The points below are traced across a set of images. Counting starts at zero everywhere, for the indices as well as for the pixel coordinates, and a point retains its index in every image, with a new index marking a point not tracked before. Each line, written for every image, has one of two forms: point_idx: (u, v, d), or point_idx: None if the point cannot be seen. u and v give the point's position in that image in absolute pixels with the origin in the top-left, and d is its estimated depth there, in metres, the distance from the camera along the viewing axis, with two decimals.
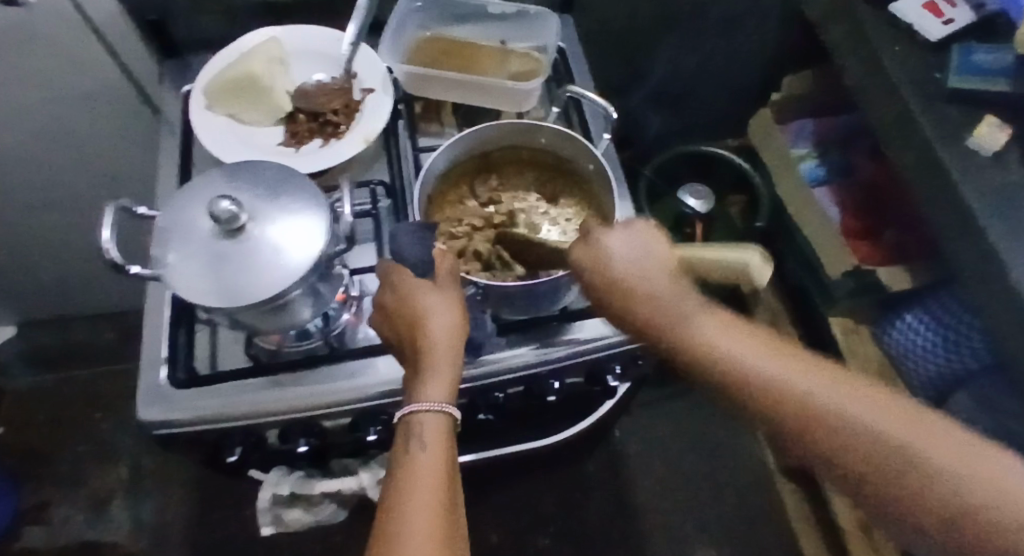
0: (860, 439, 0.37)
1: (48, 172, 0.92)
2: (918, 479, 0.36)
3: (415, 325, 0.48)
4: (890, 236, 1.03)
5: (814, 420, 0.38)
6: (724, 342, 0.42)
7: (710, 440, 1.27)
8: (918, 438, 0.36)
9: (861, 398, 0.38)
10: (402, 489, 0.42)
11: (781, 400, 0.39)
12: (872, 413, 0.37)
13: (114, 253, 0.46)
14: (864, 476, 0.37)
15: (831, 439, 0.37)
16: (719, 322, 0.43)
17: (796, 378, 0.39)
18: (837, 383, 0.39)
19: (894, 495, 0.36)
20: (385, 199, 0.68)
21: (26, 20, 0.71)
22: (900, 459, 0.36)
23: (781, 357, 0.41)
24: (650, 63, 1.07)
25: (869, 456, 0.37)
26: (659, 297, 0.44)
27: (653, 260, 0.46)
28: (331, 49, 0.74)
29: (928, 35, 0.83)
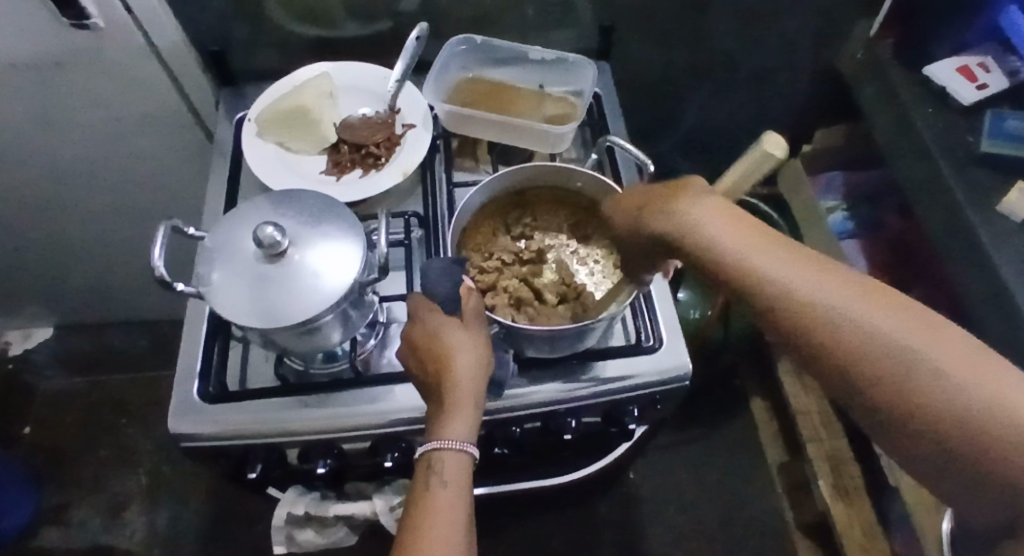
0: (867, 338, 0.34)
1: (102, 186, 0.97)
2: (939, 391, 0.32)
3: (441, 362, 0.49)
4: (919, 292, 1.01)
5: (828, 321, 0.35)
6: (723, 235, 0.39)
7: (726, 488, 1.25)
8: (946, 354, 0.33)
9: (889, 310, 0.34)
10: (420, 527, 0.43)
11: (794, 300, 0.36)
12: (897, 324, 0.34)
13: (163, 271, 0.49)
14: (875, 387, 0.33)
15: (844, 343, 0.34)
16: (724, 217, 0.39)
17: (815, 282, 0.36)
18: (861, 290, 0.35)
19: (909, 407, 0.33)
20: (418, 230, 0.71)
21: (94, 43, 0.74)
22: (906, 362, 0.33)
23: (799, 261, 0.37)
24: (682, 111, 1.10)
25: (887, 365, 0.33)
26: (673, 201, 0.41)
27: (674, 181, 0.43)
28: (376, 86, 0.78)
29: (960, 98, 0.84)
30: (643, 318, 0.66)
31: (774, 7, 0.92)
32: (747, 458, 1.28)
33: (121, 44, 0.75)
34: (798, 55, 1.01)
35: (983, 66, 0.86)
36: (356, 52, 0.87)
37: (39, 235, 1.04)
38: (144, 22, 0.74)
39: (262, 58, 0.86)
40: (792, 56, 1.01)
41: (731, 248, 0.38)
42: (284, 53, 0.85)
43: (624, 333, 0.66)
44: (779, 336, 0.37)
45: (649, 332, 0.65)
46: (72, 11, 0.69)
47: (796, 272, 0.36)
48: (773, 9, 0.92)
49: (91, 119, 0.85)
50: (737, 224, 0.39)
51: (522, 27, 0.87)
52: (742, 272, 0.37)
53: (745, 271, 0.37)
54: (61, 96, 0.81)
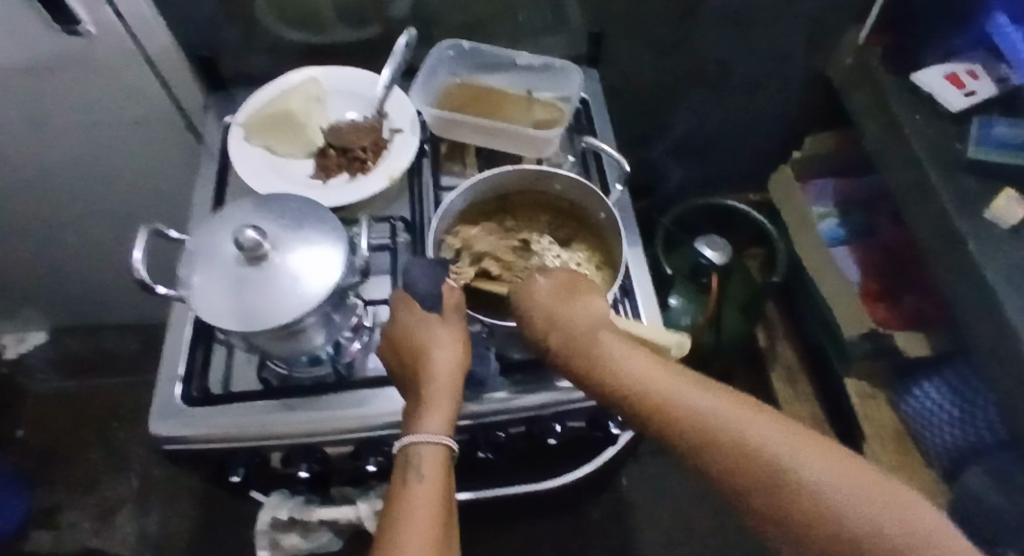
0: (752, 452, 0.37)
1: (92, 190, 0.97)
2: (808, 492, 0.35)
3: (419, 357, 0.50)
4: (910, 302, 1.03)
5: (707, 432, 0.38)
6: (625, 361, 0.44)
7: (719, 495, 1.24)
8: (809, 455, 0.36)
9: (761, 420, 0.38)
10: (398, 519, 0.43)
11: (685, 421, 0.39)
12: (768, 432, 0.38)
13: (143, 274, 0.49)
14: (766, 502, 0.36)
15: (726, 452, 0.37)
16: (623, 345, 0.45)
17: (691, 394, 0.40)
18: (739, 404, 0.39)
19: (787, 509, 0.35)
20: (404, 234, 0.70)
21: (84, 48, 0.74)
22: (788, 475, 0.36)
23: (683, 379, 0.42)
24: (674, 117, 1.10)
25: (762, 470, 0.36)
26: (578, 320, 0.47)
27: (578, 303, 0.49)
28: (365, 91, 0.78)
29: (949, 106, 0.84)
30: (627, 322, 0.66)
31: (764, 14, 0.92)
32: None
33: (109, 48, 0.75)
34: (789, 61, 1.01)
35: (971, 74, 0.86)
36: (346, 56, 0.87)
37: (32, 238, 1.05)
38: (133, 26, 0.74)
39: (252, 63, 0.87)
40: (782, 62, 1.01)
41: (632, 372, 0.43)
42: (275, 57, 0.86)
43: None
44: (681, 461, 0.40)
45: None
46: (63, 16, 0.69)
47: (682, 388, 0.41)
48: (763, 16, 0.93)
49: (81, 123, 0.85)
50: (632, 348, 0.45)
51: (512, 33, 0.87)
52: (639, 393, 0.42)
53: (633, 385, 0.42)
54: (50, 100, 0.81)
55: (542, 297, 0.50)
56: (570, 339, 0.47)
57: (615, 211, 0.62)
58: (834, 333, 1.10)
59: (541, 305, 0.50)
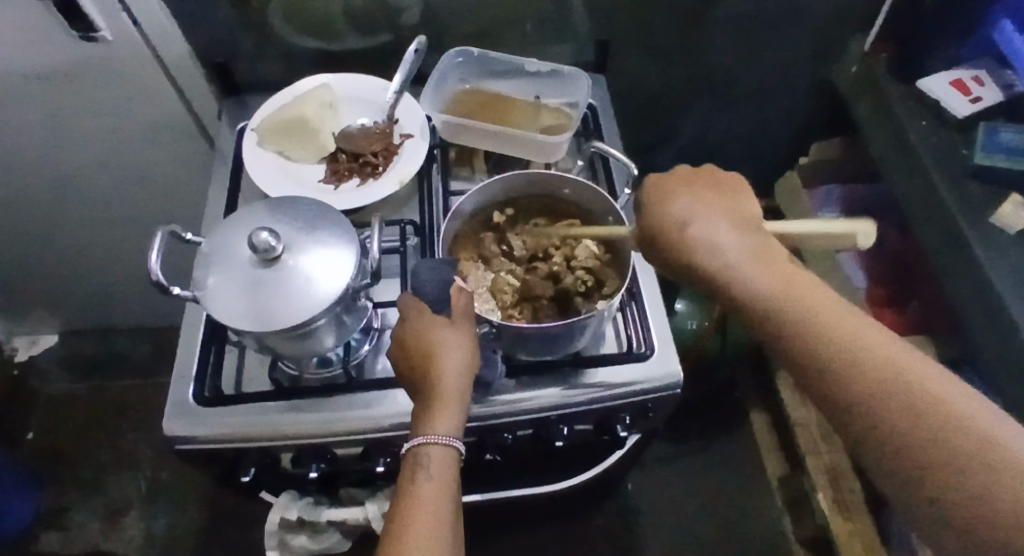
0: (875, 364, 0.36)
1: (106, 194, 0.99)
2: (906, 395, 0.35)
3: (429, 360, 0.50)
4: (916, 308, 1.04)
5: (814, 328, 0.39)
6: (753, 271, 0.43)
7: (725, 500, 1.24)
8: (912, 365, 0.36)
9: (872, 332, 0.38)
10: (405, 518, 0.44)
11: (811, 324, 0.39)
12: (876, 341, 0.38)
13: (160, 275, 0.50)
14: (882, 407, 0.35)
15: (825, 347, 0.38)
16: (755, 256, 0.44)
17: (818, 305, 0.40)
18: (853, 316, 0.40)
19: (877, 404, 0.35)
20: (413, 237, 0.72)
21: (101, 54, 0.76)
22: (915, 389, 0.35)
23: (798, 282, 0.42)
24: (680, 124, 1.10)
25: (860, 367, 0.36)
26: (708, 226, 0.46)
27: (715, 200, 0.48)
28: (376, 97, 0.79)
29: (954, 110, 0.85)
30: (635, 327, 0.66)
31: (770, 21, 0.93)
32: (746, 470, 1.27)
33: (126, 54, 0.76)
34: (795, 68, 1.02)
35: (978, 80, 0.87)
36: (357, 64, 0.89)
37: (46, 241, 1.06)
38: (149, 33, 0.76)
39: (266, 70, 0.88)
40: (789, 69, 1.02)
41: (757, 280, 0.43)
42: (288, 64, 0.87)
43: (615, 339, 0.67)
44: (794, 361, 0.40)
45: (640, 339, 0.66)
46: (82, 24, 0.71)
47: (811, 301, 0.40)
48: (770, 23, 0.93)
49: (96, 128, 0.87)
50: (755, 251, 0.45)
51: (521, 41, 0.88)
52: (765, 298, 0.42)
53: (758, 292, 0.42)
54: (67, 106, 0.82)
55: (675, 189, 0.49)
56: (687, 236, 0.46)
57: (622, 215, 0.62)
58: None
59: (671, 199, 0.49)
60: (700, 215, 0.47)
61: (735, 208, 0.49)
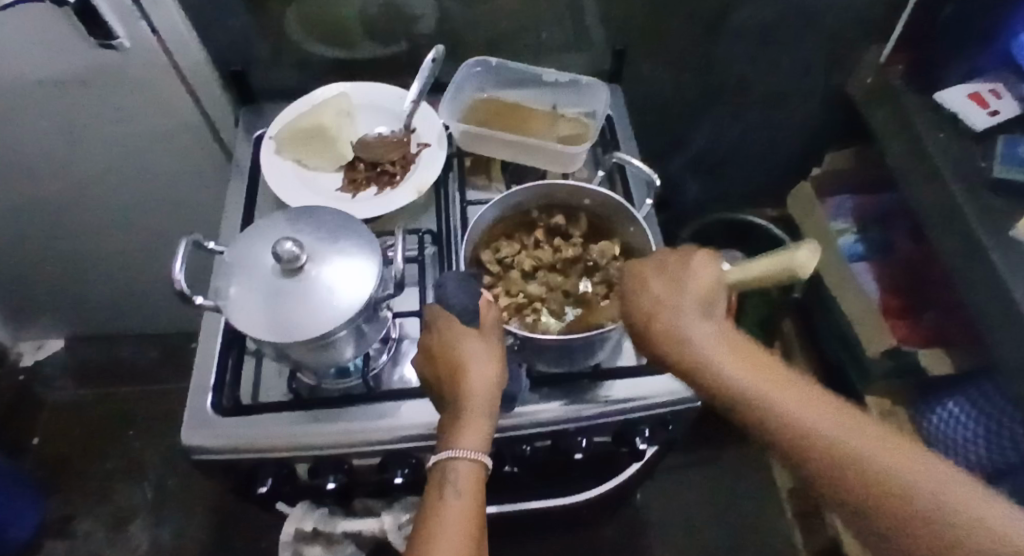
0: (875, 475, 0.38)
1: (117, 200, 0.99)
2: (925, 513, 0.36)
3: (456, 372, 0.50)
4: (930, 319, 1.04)
5: (818, 446, 0.39)
6: (744, 373, 0.42)
7: (736, 511, 1.23)
8: (920, 476, 0.37)
9: (873, 438, 0.39)
10: (432, 534, 0.43)
11: (808, 434, 0.40)
12: (878, 449, 0.38)
13: (183, 284, 0.50)
14: (884, 517, 0.37)
15: (836, 465, 0.38)
16: (739, 355, 0.43)
17: (809, 413, 0.40)
18: (847, 419, 0.40)
19: (901, 524, 0.36)
20: (431, 246, 0.71)
21: (119, 61, 0.76)
22: (917, 501, 0.36)
23: (791, 387, 0.42)
24: (693, 133, 1.10)
25: (876, 487, 0.37)
26: (688, 320, 0.44)
27: (690, 279, 0.46)
28: (392, 106, 0.79)
29: (972, 123, 0.85)
30: None
31: (784, 32, 0.93)
32: (757, 481, 1.26)
33: (143, 61, 0.76)
34: (809, 78, 1.02)
35: (994, 93, 0.88)
36: (372, 72, 0.89)
37: (56, 246, 1.06)
38: (167, 40, 0.75)
39: (282, 78, 0.88)
40: (802, 79, 1.02)
41: (749, 385, 0.42)
42: (303, 71, 0.88)
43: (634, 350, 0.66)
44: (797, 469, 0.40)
45: None
46: (100, 30, 0.71)
47: (802, 408, 0.41)
48: (784, 34, 0.94)
49: (111, 135, 0.87)
50: (735, 354, 0.44)
51: (536, 50, 0.89)
52: (758, 406, 0.41)
53: (751, 397, 0.41)
54: (82, 112, 0.82)
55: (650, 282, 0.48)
56: (673, 336, 0.45)
57: (643, 224, 0.62)
58: (855, 351, 1.09)
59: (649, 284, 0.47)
60: (687, 305, 0.45)
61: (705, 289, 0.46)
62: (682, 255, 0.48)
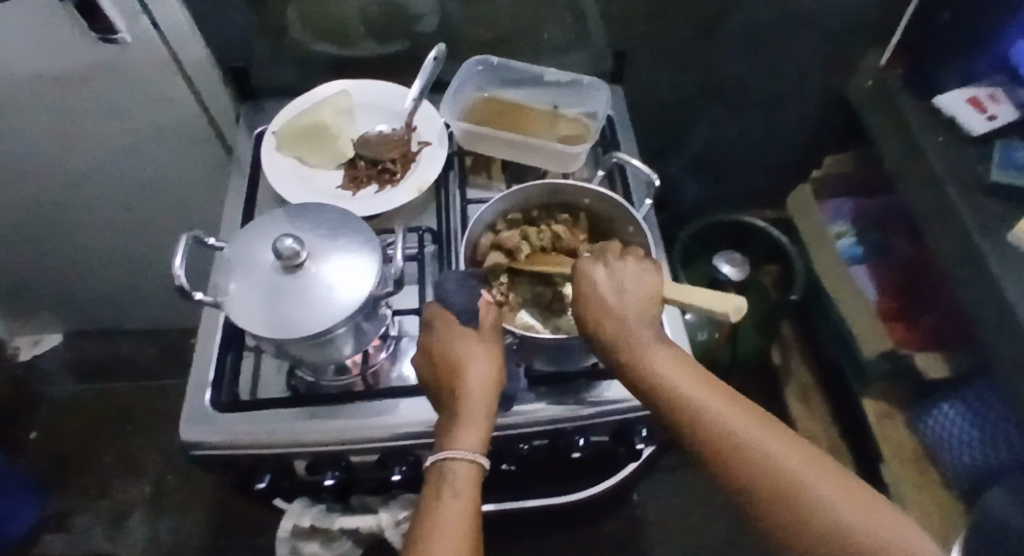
0: (772, 474, 0.39)
1: (117, 195, 0.98)
2: (835, 537, 0.36)
3: (455, 372, 0.50)
4: (928, 320, 1.04)
5: (736, 450, 0.40)
6: (668, 372, 0.44)
7: (732, 512, 1.24)
8: (830, 487, 0.38)
9: (791, 448, 0.40)
10: (429, 534, 0.43)
11: (715, 432, 0.41)
12: (795, 460, 0.39)
13: (183, 280, 0.50)
14: (777, 514, 0.38)
15: (738, 461, 0.40)
16: (668, 355, 0.45)
17: (723, 412, 0.42)
18: (770, 429, 0.41)
19: (809, 535, 0.37)
20: (431, 244, 0.72)
21: (119, 57, 0.76)
22: (807, 501, 0.38)
23: (710, 388, 0.44)
24: (693, 135, 1.11)
25: (786, 497, 0.38)
26: (627, 322, 0.47)
27: (639, 286, 0.50)
28: (394, 104, 0.79)
29: (971, 129, 0.85)
30: None
31: (784, 34, 0.94)
32: None
33: (144, 57, 0.76)
34: (809, 81, 1.02)
35: (993, 98, 0.88)
36: (373, 70, 0.89)
37: (55, 241, 1.06)
38: (169, 36, 0.76)
39: (283, 75, 0.88)
40: (802, 81, 1.02)
41: (670, 381, 0.44)
42: (304, 68, 0.88)
43: None
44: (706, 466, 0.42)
45: None
46: (101, 26, 0.71)
47: (715, 406, 0.42)
48: (785, 36, 0.94)
49: (111, 130, 0.87)
50: (667, 354, 0.46)
51: (537, 50, 0.89)
52: (675, 402, 0.43)
53: (670, 393, 0.43)
54: (83, 107, 0.82)
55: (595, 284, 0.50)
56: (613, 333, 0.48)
57: (643, 224, 0.62)
58: (852, 354, 1.09)
59: (599, 285, 0.50)
60: (632, 312, 0.48)
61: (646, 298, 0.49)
62: (632, 263, 0.51)
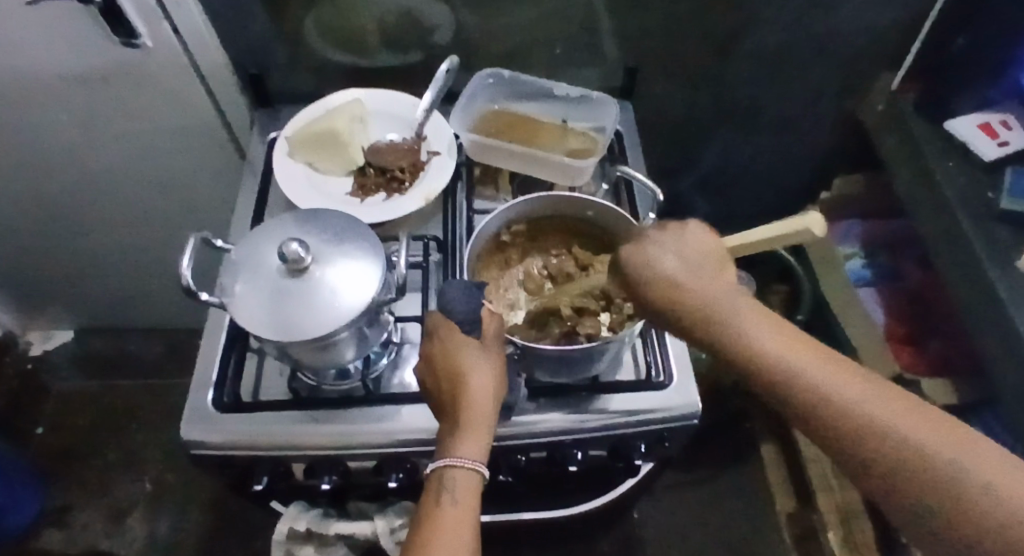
0: (893, 441, 0.37)
1: (131, 195, 1.00)
2: (964, 501, 0.35)
3: (457, 381, 0.50)
4: (936, 346, 1.05)
5: (852, 423, 0.38)
6: (766, 341, 0.42)
7: (733, 533, 1.22)
8: (959, 453, 0.36)
9: (905, 410, 0.38)
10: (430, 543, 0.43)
11: (826, 399, 0.39)
12: (912, 421, 0.37)
13: (190, 279, 0.51)
14: (899, 480, 0.36)
15: (853, 431, 0.38)
16: (761, 321, 0.43)
17: (830, 377, 0.39)
18: (880, 392, 0.39)
19: (939, 501, 0.35)
20: (435, 253, 0.72)
21: (139, 61, 0.77)
22: (937, 469, 0.36)
23: (815, 356, 0.41)
24: (703, 152, 1.11)
25: (907, 464, 0.36)
26: (710, 289, 0.44)
27: (705, 252, 0.46)
28: (405, 114, 0.81)
29: (982, 155, 0.86)
30: (654, 353, 0.66)
31: (797, 57, 0.94)
32: (756, 503, 1.25)
33: (163, 61, 0.78)
34: (820, 102, 1.03)
35: (1006, 124, 0.89)
36: (387, 80, 0.90)
37: (69, 238, 1.07)
38: (189, 42, 0.77)
39: (299, 82, 0.90)
40: (813, 103, 1.03)
41: (768, 349, 0.41)
42: (320, 76, 0.89)
43: (634, 365, 0.66)
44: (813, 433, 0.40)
45: (659, 367, 0.65)
46: (124, 30, 0.73)
47: (820, 372, 0.40)
48: (797, 58, 0.94)
49: (127, 131, 0.88)
50: (763, 321, 0.43)
51: (549, 65, 0.90)
52: (778, 370, 0.40)
53: (769, 361, 0.41)
54: (101, 108, 0.84)
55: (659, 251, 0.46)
56: (693, 301, 0.44)
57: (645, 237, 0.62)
58: None
59: (656, 256, 0.46)
60: (702, 280, 0.44)
61: (718, 265, 0.46)
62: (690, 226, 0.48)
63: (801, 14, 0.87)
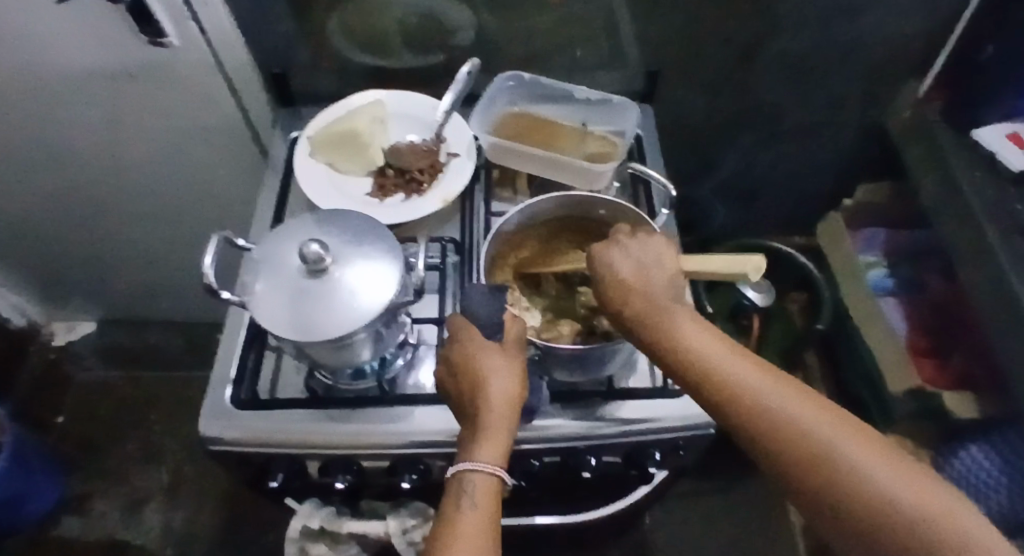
0: (801, 437, 0.37)
1: (153, 191, 1.02)
2: (866, 500, 0.34)
3: (477, 386, 0.50)
4: (958, 361, 1.04)
5: (747, 403, 0.39)
6: (695, 339, 0.43)
7: (746, 542, 1.21)
8: (867, 455, 0.36)
9: (818, 410, 0.38)
10: (448, 543, 0.43)
11: (742, 396, 0.40)
12: (823, 420, 0.37)
13: (212, 278, 0.51)
14: (805, 476, 0.37)
15: (764, 426, 0.38)
16: (694, 322, 0.45)
17: (748, 375, 0.41)
18: (796, 391, 0.39)
19: (839, 498, 0.35)
20: (453, 255, 0.72)
21: (165, 59, 0.79)
22: (842, 466, 0.36)
23: (739, 356, 0.42)
24: (723, 158, 1.10)
25: (813, 460, 0.36)
26: (653, 295, 0.46)
27: (657, 260, 0.49)
28: (424, 115, 0.81)
29: (1010, 164, 0.84)
30: None
31: (822, 63, 0.93)
32: (770, 513, 1.24)
33: (188, 59, 0.79)
34: (845, 109, 1.01)
35: None
36: (408, 81, 0.90)
37: (93, 231, 1.09)
38: (214, 42, 0.78)
39: (320, 82, 0.90)
40: (837, 110, 1.01)
41: (697, 347, 0.43)
42: (342, 77, 0.90)
43: (650, 372, 0.66)
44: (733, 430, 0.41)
45: None
46: (151, 29, 0.74)
47: (740, 370, 0.41)
48: (822, 64, 0.93)
49: (152, 128, 0.90)
50: (697, 324, 0.45)
51: (570, 68, 0.90)
52: (702, 367, 0.42)
53: (695, 358, 0.42)
54: (127, 105, 0.85)
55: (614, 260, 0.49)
56: (638, 304, 0.46)
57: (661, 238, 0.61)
58: (878, 388, 1.08)
59: (610, 251, 0.50)
60: (649, 273, 0.48)
61: (666, 274, 0.48)
62: (642, 237, 0.51)
63: (826, 20, 0.86)
